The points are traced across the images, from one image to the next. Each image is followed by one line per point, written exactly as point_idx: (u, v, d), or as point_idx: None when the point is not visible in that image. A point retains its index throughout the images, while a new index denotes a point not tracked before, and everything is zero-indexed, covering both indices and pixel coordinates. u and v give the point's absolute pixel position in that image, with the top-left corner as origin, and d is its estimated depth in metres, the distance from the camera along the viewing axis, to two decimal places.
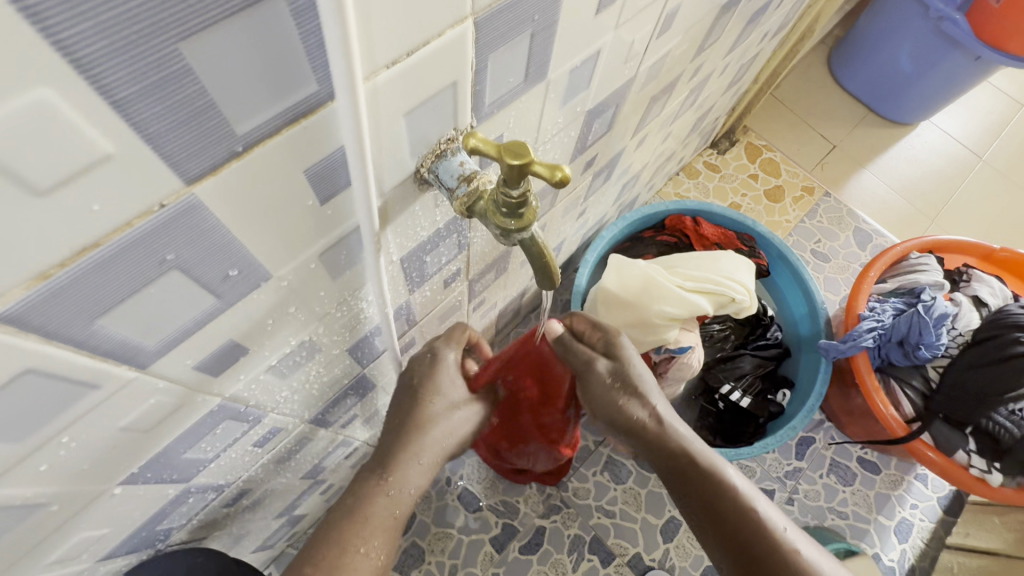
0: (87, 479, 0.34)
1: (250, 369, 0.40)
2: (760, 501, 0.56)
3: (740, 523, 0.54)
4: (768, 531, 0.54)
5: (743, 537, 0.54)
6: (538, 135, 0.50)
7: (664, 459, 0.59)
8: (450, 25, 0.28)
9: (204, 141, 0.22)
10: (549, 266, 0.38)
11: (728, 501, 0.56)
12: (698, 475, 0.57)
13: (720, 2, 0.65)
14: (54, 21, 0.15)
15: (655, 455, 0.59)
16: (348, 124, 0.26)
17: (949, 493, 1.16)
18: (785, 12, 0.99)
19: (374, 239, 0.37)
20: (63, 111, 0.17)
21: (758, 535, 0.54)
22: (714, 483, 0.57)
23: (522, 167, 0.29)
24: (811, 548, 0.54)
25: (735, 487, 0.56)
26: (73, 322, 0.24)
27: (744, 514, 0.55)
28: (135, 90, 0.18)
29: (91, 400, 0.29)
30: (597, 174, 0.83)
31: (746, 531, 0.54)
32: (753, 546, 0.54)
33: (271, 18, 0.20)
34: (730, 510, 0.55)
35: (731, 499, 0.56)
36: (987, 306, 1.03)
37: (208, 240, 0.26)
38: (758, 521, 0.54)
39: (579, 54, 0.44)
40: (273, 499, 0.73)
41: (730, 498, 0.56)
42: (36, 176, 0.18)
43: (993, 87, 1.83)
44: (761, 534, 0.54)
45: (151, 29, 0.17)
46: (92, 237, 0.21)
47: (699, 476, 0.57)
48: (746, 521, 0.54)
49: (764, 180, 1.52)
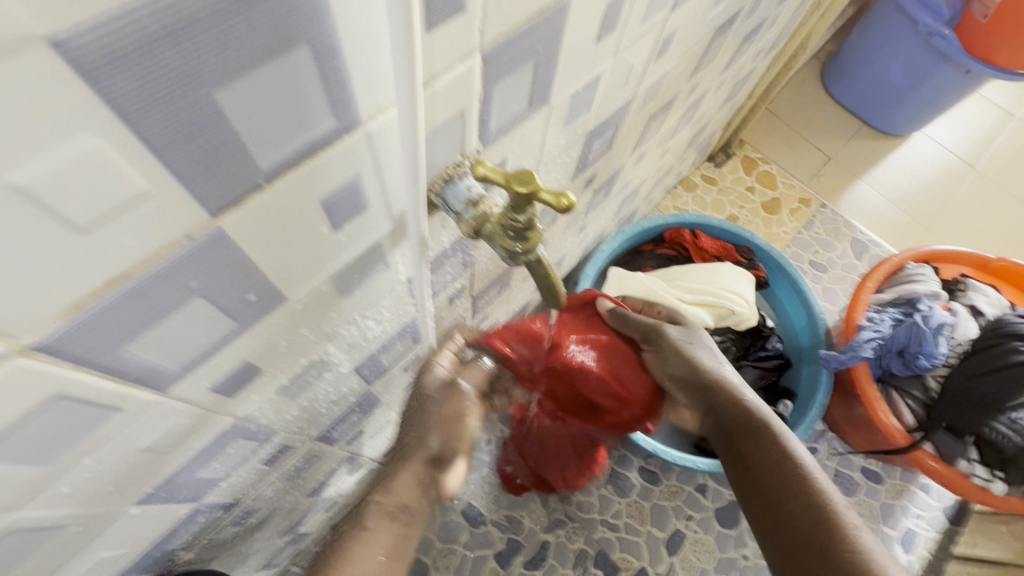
0: (105, 500, 0.35)
1: (263, 390, 0.41)
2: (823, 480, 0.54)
3: (794, 487, 0.53)
4: (824, 502, 0.52)
5: (793, 501, 0.53)
6: (541, 156, 0.52)
7: (727, 415, 0.61)
8: (459, 60, 0.30)
9: (232, 176, 0.23)
10: (554, 286, 0.39)
11: (788, 465, 0.55)
12: (758, 436, 0.58)
13: (714, 25, 0.67)
14: (104, 77, 0.16)
15: (714, 412, 0.62)
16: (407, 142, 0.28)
17: (952, 502, 1.16)
18: (778, 30, 1.02)
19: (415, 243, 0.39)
20: (106, 157, 0.18)
21: (811, 504, 0.52)
22: (772, 446, 0.57)
23: (529, 195, 0.31)
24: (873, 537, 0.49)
25: (799, 459, 0.56)
26: (103, 349, 0.25)
27: (801, 482, 0.54)
28: (171, 133, 0.19)
29: (114, 424, 0.30)
30: (597, 190, 0.84)
31: (799, 497, 0.52)
32: (801, 514, 0.51)
33: (296, 62, 0.21)
34: (783, 473, 0.55)
35: (788, 462, 0.55)
36: (985, 315, 1.04)
37: (230, 268, 0.27)
38: (814, 494, 0.52)
39: (580, 80, 0.46)
40: (279, 517, 0.73)
41: (791, 466, 0.55)
42: (78, 217, 0.19)
43: (984, 99, 1.86)
44: (814, 501, 0.52)
45: (189, 80, 0.19)
46: (124, 269, 0.22)
47: (760, 441, 0.58)
48: (800, 486, 0.53)
49: (761, 193, 1.54)
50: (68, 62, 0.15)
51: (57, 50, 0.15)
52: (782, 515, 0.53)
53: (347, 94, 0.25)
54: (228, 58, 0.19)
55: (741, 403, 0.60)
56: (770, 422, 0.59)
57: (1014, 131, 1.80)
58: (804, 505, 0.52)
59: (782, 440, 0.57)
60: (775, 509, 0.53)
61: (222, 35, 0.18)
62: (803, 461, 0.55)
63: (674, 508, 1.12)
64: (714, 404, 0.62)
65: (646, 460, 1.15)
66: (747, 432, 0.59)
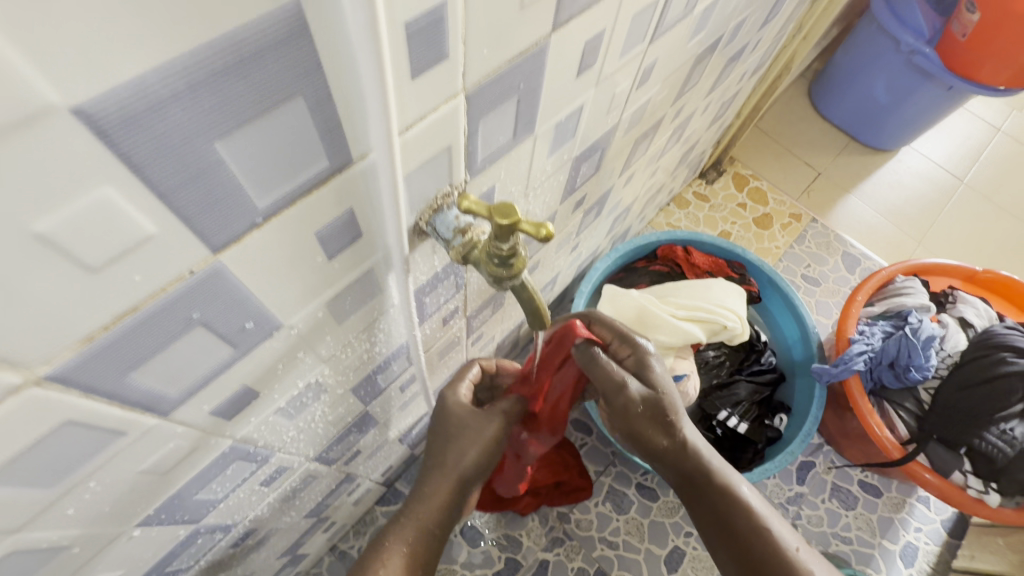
0: (107, 521, 0.36)
1: (260, 412, 0.42)
2: (774, 520, 0.59)
3: (749, 537, 0.58)
4: (779, 547, 0.57)
5: (754, 550, 0.58)
6: (528, 181, 0.54)
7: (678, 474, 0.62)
8: (444, 101, 0.32)
9: (230, 217, 0.25)
10: (539, 309, 0.41)
11: (741, 515, 0.59)
12: (710, 489, 0.60)
13: (696, 52, 0.70)
14: (117, 135, 0.18)
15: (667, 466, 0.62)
16: (385, 170, 0.30)
17: (951, 515, 1.16)
18: (762, 53, 1.05)
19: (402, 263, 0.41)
20: (118, 203, 0.20)
21: (770, 554, 0.57)
22: (724, 494, 0.60)
23: (511, 226, 0.32)
24: (824, 566, 0.57)
25: (751, 504, 0.60)
26: (110, 377, 0.26)
27: (756, 529, 0.58)
28: (177, 180, 0.21)
29: (117, 447, 0.31)
30: (588, 211, 0.87)
31: (759, 547, 0.58)
32: (763, 563, 0.57)
33: (292, 112, 0.24)
34: (736, 520, 0.59)
35: (743, 512, 0.59)
36: (973, 327, 1.06)
37: (229, 298, 0.29)
38: (770, 540, 0.58)
39: (563, 110, 0.48)
40: (277, 538, 0.74)
41: (746, 517, 0.59)
42: (90, 257, 0.21)
43: (969, 113, 1.90)
44: (772, 551, 0.57)
45: (193, 134, 0.20)
46: (132, 302, 0.24)
47: (715, 492, 0.60)
48: (760, 536, 0.58)
49: (752, 209, 1.57)
50: (86, 125, 0.17)
51: (77, 115, 0.17)
52: (744, 560, 0.58)
53: (339, 138, 0.27)
54: (228, 113, 0.21)
55: (695, 464, 0.60)
56: (719, 471, 0.61)
57: (999, 144, 1.83)
58: (763, 552, 0.57)
59: (731, 489, 0.60)
60: (735, 557, 0.59)
61: (223, 93, 0.20)
62: (751, 504, 0.60)
63: (672, 524, 1.12)
64: (670, 463, 0.61)
65: (644, 476, 1.16)
66: (701, 486, 0.61)
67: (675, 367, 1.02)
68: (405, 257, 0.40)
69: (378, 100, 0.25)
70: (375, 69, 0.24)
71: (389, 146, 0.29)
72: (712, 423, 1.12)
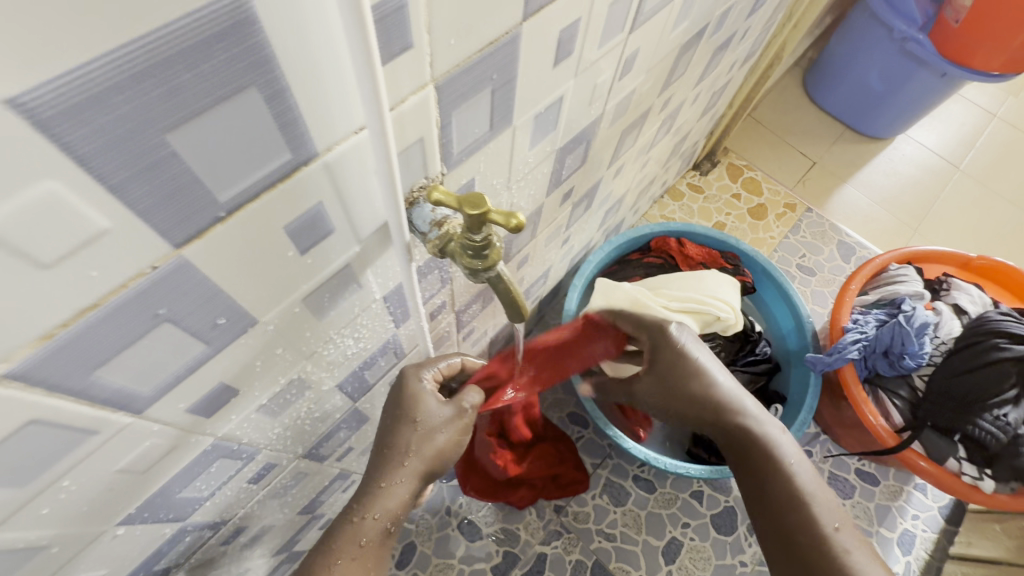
0: (87, 520, 0.36)
1: (241, 409, 0.42)
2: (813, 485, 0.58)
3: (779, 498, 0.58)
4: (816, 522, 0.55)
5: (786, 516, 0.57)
6: (510, 174, 0.53)
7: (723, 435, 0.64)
8: (412, 92, 0.32)
9: (189, 211, 0.25)
10: (517, 301, 0.41)
11: (777, 477, 0.59)
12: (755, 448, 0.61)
13: (680, 41, 0.70)
14: (57, 128, 0.18)
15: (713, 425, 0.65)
16: (378, 150, 0.30)
17: (949, 502, 1.16)
18: (752, 41, 1.04)
19: (406, 247, 0.40)
20: (67, 199, 0.20)
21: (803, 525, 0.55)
22: (768, 459, 0.60)
23: (480, 216, 0.32)
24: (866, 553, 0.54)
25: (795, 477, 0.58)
26: (74, 374, 0.26)
27: (793, 500, 0.57)
28: (128, 174, 0.21)
29: (90, 445, 0.31)
30: (577, 203, 0.86)
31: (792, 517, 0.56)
32: (793, 529, 0.56)
33: (246, 104, 0.23)
34: (774, 484, 0.58)
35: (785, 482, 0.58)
36: (968, 313, 1.05)
37: (197, 293, 0.29)
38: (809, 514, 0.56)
39: (542, 101, 0.48)
40: (271, 536, 0.74)
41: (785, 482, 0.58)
42: (40, 252, 0.21)
43: (964, 99, 1.89)
44: (805, 522, 0.55)
45: (143, 126, 0.20)
46: (91, 298, 0.24)
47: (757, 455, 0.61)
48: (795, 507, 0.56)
49: (746, 199, 1.56)
50: (23, 117, 0.17)
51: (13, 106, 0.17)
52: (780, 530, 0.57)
53: (302, 129, 0.27)
54: (178, 104, 0.21)
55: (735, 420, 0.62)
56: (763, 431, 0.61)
57: (996, 130, 1.82)
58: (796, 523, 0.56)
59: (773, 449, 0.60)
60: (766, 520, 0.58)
61: (171, 84, 0.20)
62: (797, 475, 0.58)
63: (669, 516, 1.12)
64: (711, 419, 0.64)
65: (641, 469, 1.16)
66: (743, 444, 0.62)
67: None
68: (408, 240, 0.39)
69: (367, 77, 0.25)
70: (361, 47, 0.24)
71: (383, 127, 0.29)
72: None
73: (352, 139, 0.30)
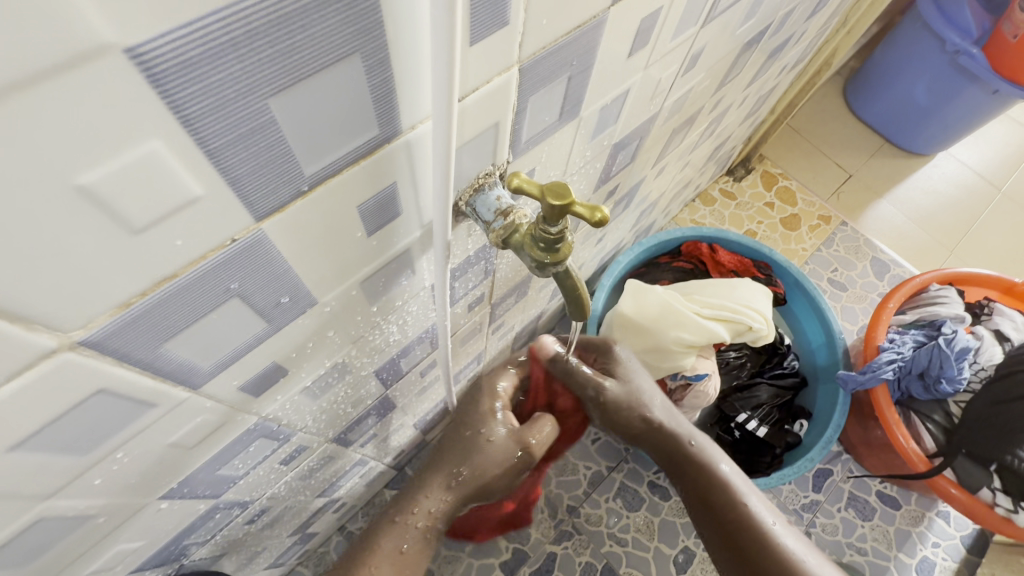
0: (132, 494, 0.36)
1: (286, 390, 0.41)
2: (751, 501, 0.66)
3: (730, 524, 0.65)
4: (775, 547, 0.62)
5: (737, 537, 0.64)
6: (567, 167, 0.52)
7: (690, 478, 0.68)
8: (497, 73, 0.30)
9: (277, 182, 0.23)
10: (581, 297, 0.39)
11: (719, 496, 0.66)
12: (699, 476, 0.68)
13: (742, 40, 0.67)
14: (170, 84, 0.17)
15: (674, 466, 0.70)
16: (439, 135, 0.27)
17: (972, 531, 1.13)
18: (805, 45, 1.01)
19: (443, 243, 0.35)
20: (167, 160, 0.19)
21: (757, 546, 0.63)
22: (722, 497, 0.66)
23: (563, 208, 0.30)
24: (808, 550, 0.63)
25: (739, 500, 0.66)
26: (144, 346, 0.25)
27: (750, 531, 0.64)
28: (227, 140, 0.20)
29: (147, 418, 0.30)
30: (617, 202, 0.84)
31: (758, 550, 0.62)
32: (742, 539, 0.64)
33: (347, 75, 0.22)
34: (743, 536, 0.64)
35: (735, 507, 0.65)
36: (1010, 340, 1.02)
37: (267, 270, 0.28)
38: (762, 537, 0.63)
39: (610, 93, 0.46)
40: (290, 517, 0.74)
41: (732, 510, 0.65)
42: (132, 216, 0.19)
43: (1011, 119, 1.83)
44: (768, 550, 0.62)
45: (249, 89, 0.19)
46: (172, 269, 0.23)
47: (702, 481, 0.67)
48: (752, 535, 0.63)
49: (780, 209, 1.53)
50: (139, 69, 0.16)
51: (131, 57, 0.15)
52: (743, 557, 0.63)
53: (392, 103, 0.25)
54: (284, 69, 0.19)
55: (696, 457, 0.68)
56: (699, 451, 0.68)
57: None
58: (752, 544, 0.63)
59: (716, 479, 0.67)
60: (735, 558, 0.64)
61: (283, 47, 0.19)
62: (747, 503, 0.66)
63: (683, 525, 1.10)
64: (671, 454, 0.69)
65: (657, 475, 1.14)
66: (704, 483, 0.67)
67: (697, 365, 1.01)
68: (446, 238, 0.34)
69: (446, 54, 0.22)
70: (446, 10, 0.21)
71: (448, 112, 0.26)
72: (731, 424, 1.11)
73: (423, 123, 0.28)
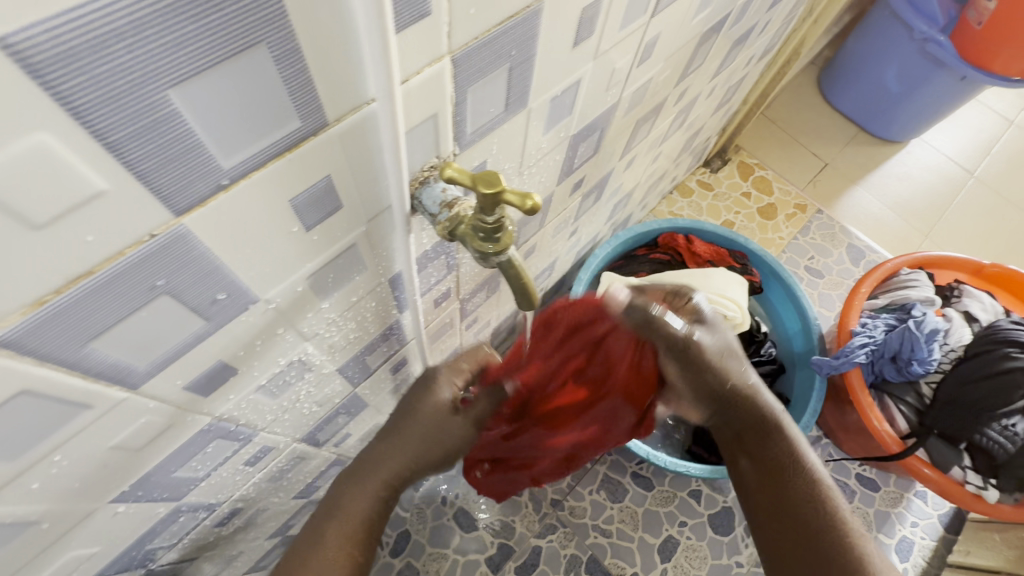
0: (79, 497, 0.35)
1: (240, 389, 0.41)
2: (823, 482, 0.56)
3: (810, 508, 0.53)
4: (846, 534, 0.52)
5: (815, 526, 0.53)
6: (523, 159, 0.52)
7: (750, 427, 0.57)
8: (428, 64, 0.30)
9: (191, 176, 0.23)
10: (528, 289, 0.39)
11: (799, 474, 0.55)
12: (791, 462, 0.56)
13: (701, 30, 0.68)
14: (52, 75, 0.17)
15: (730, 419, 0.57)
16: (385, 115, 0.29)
17: (949, 510, 1.15)
18: (771, 35, 1.02)
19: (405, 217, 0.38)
20: (61, 153, 0.19)
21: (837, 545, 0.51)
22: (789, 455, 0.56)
23: (495, 196, 0.31)
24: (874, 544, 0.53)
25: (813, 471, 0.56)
26: (67, 345, 0.25)
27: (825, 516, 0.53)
28: (126, 132, 0.20)
29: (82, 420, 0.30)
30: (587, 194, 0.85)
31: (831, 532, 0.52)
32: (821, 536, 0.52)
33: (254, 65, 0.22)
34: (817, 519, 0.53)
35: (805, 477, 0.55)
36: (978, 321, 1.03)
37: (196, 266, 0.28)
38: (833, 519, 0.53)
39: (559, 84, 0.46)
40: (267, 519, 0.73)
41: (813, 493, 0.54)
42: (32, 211, 0.19)
43: (982, 105, 1.86)
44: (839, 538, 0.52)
45: (142, 79, 0.19)
46: (86, 266, 0.23)
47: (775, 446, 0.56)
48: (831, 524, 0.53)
49: (756, 198, 1.54)
50: (14, 59, 0.16)
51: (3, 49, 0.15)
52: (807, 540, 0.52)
53: (313, 95, 0.25)
54: (181, 57, 0.19)
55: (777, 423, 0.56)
56: (787, 424, 0.57)
57: (1012, 138, 1.79)
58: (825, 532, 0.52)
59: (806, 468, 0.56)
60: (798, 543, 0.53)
61: (176, 35, 0.19)
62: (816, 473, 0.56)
63: (666, 514, 1.11)
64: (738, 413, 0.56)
65: (640, 466, 1.15)
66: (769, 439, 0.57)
67: None
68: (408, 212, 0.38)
69: (378, 40, 0.24)
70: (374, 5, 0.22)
71: (391, 97, 0.28)
72: None
73: (353, 116, 0.28)
